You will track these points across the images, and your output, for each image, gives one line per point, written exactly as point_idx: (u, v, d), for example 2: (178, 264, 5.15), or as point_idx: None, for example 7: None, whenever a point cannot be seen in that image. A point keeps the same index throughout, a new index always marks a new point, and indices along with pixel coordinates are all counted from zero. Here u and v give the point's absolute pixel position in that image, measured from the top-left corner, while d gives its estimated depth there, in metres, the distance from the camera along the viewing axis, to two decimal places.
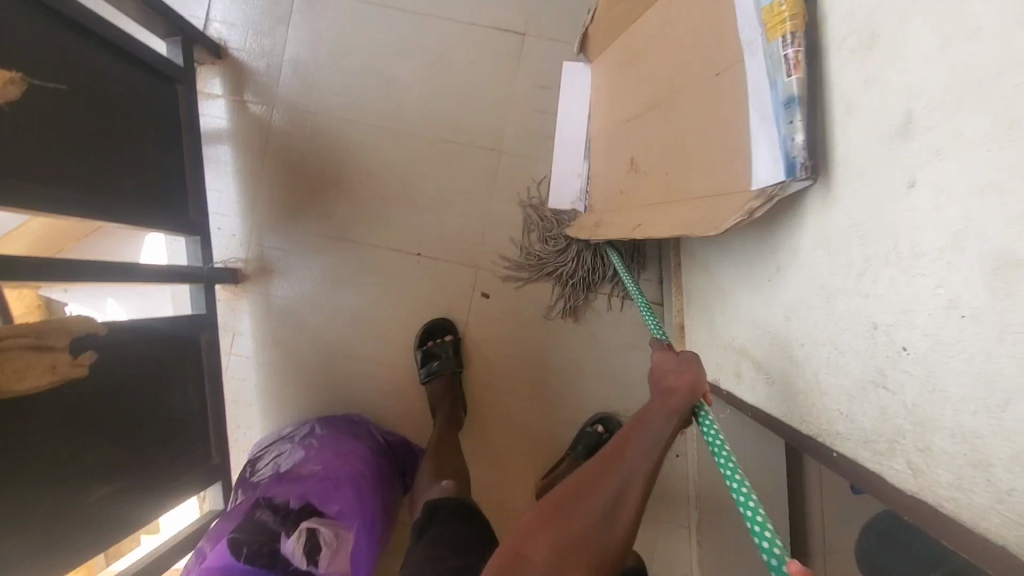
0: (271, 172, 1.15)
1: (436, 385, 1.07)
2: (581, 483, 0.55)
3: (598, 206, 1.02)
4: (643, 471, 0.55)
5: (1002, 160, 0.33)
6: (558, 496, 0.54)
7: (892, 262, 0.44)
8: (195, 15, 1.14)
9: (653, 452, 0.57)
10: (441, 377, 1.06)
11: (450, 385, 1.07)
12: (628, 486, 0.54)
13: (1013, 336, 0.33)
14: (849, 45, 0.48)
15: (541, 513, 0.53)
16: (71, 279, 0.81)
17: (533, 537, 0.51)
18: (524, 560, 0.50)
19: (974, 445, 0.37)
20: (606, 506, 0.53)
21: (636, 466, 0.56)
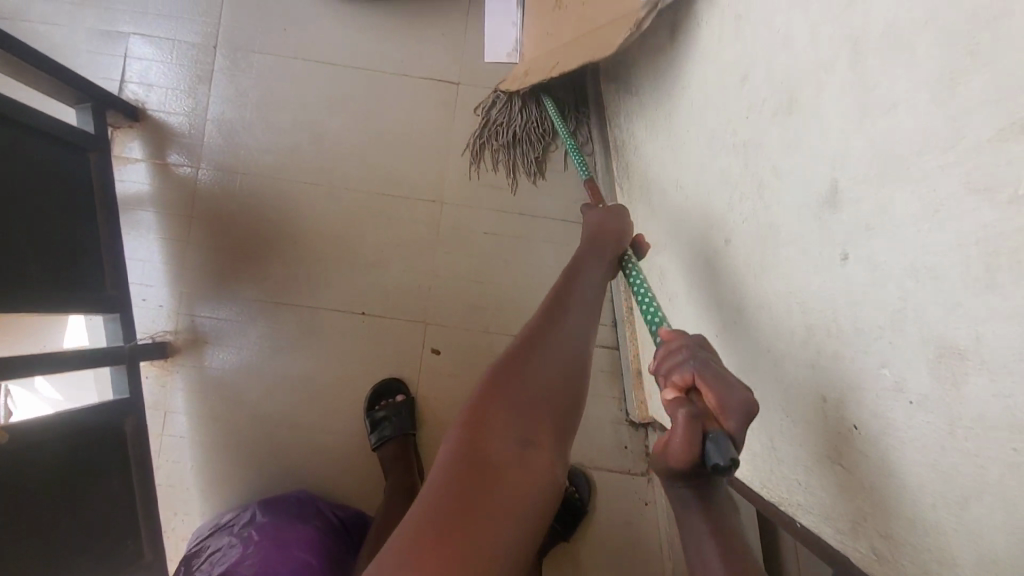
0: (199, 237, 1.08)
1: (388, 451, 1.00)
2: (528, 342, 0.53)
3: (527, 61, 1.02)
4: (584, 323, 0.57)
5: (932, 242, 0.31)
6: (505, 360, 0.51)
7: (832, 333, 0.42)
8: (109, 78, 1.08)
9: (590, 305, 0.59)
10: (392, 442, 1.00)
11: (402, 449, 1.00)
12: (573, 336, 0.54)
13: (965, 430, 0.31)
14: (769, 107, 0.47)
15: (491, 377, 0.50)
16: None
17: (492, 396, 0.48)
18: (488, 424, 0.46)
19: (938, 540, 0.34)
20: (560, 352, 0.52)
21: (577, 322, 0.56)
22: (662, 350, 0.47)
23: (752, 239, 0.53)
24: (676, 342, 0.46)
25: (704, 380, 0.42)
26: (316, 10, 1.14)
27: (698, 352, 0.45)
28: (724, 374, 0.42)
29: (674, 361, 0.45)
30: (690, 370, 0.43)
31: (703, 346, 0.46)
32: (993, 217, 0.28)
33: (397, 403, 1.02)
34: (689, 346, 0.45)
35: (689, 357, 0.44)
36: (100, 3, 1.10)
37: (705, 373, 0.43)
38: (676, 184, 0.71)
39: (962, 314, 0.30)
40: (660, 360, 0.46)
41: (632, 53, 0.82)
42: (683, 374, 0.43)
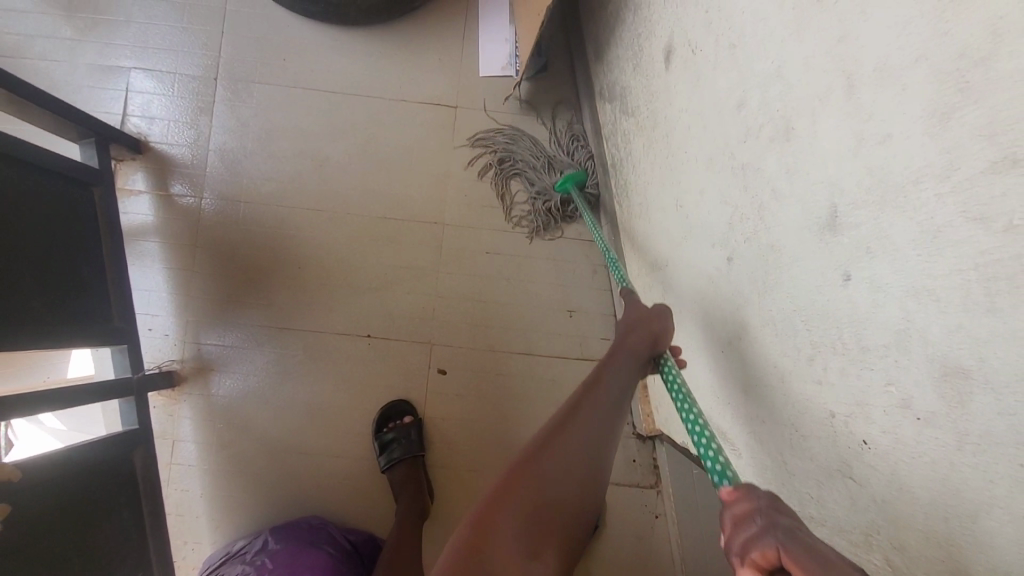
0: (203, 266, 1.09)
1: (397, 473, 1.00)
2: (547, 442, 0.53)
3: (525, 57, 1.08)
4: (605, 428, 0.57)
5: (933, 267, 0.33)
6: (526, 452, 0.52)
7: (838, 352, 0.43)
8: (111, 112, 1.10)
9: (614, 410, 0.59)
10: (402, 465, 1.00)
11: (412, 472, 1.00)
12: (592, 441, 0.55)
13: (972, 446, 0.32)
14: (767, 132, 0.48)
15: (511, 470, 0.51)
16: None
17: (501, 500, 0.48)
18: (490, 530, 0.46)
19: (951, 553, 0.35)
20: (574, 462, 0.52)
21: (598, 430, 0.56)
22: (734, 518, 0.38)
23: (754, 259, 0.54)
24: (749, 511, 0.37)
25: (790, 556, 0.32)
26: (314, 38, 1.16)
27: (778, 522, 0.35)
28: (818, 548, 0.32)
29: (748, 535, 0.36)
30: (771, 545, 0.34)
31: (789, 516, 0.37)
32: (990, 243, 0.29)
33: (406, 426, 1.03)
34: (767, 517, 0.36)
35: (768, 530, 0.35)
36: (101, 39, 1.12)
37: (791, 547, 0.33)
38: (676, 205, 0.72)
39: (964, 336, 0.31)
40: (732, 533, 0.37)
41: (628, 76, 0.84)
42: (763, 550, 0.34)
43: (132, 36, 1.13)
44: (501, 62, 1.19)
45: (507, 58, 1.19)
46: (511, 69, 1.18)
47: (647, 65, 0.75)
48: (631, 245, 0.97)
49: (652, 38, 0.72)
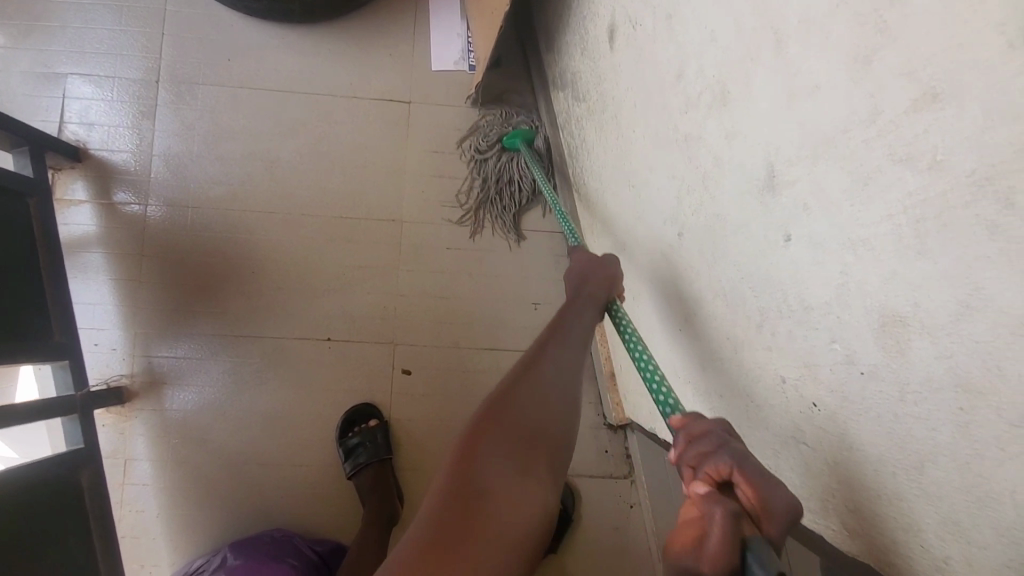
0: (152, 276, 1.04)
1: (364, 478, 0.97)
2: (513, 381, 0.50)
3: (480, 48, 1.08)
4: (570, 364, 0.54)
5: (864, 216, 0.32)
6: (499, 408, 0.47)
7: (784, 315, 0.43)
8: (46, 120, 1.05)
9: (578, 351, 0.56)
10: (368, 470, 0.97)
11: (379, 477, 0.97)
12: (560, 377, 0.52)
13: (914, 395, 0.31)
14: (705, 100, 0.48)
15: (477, 417, 0.47)
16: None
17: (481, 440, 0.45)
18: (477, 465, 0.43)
19: (901, 509, 0.35)
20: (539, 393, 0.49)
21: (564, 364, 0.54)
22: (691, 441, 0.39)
23: (703, 230, 0.53)
24: (707, 429, 0.39)
25: (745, 474, 0.34)
26: (261, 38, 1.13)
27: (733, 443, 0.37)
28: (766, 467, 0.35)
29: (703, 452, 0.37)
30: (726, 462, 0.36)
31: (738, 438, 0.39)
32: (915, 184, 0.29)
33: (371, 429, 1.00)
34: (724, 436, 0.38)
35: (725, 448, 0.37)
36: (35, 45, 1.07)
37: (745, 466, 0.35)
38: (629, 185, 0.72)
39: (900, 284, 0.31)
40: (688, 449, 0.39)
41: (577, 62, 0.83)
42: (718, 464, 0.36)
43: (67, 41, 1.08)
44: (454, 56, 1.18)
45: (459, 51, 1.18)
46: (464, 62, 1.18)
47: (592, 46, 0.75)
48: (590, 232, 0.96)
49: (596, 18, 0.72)
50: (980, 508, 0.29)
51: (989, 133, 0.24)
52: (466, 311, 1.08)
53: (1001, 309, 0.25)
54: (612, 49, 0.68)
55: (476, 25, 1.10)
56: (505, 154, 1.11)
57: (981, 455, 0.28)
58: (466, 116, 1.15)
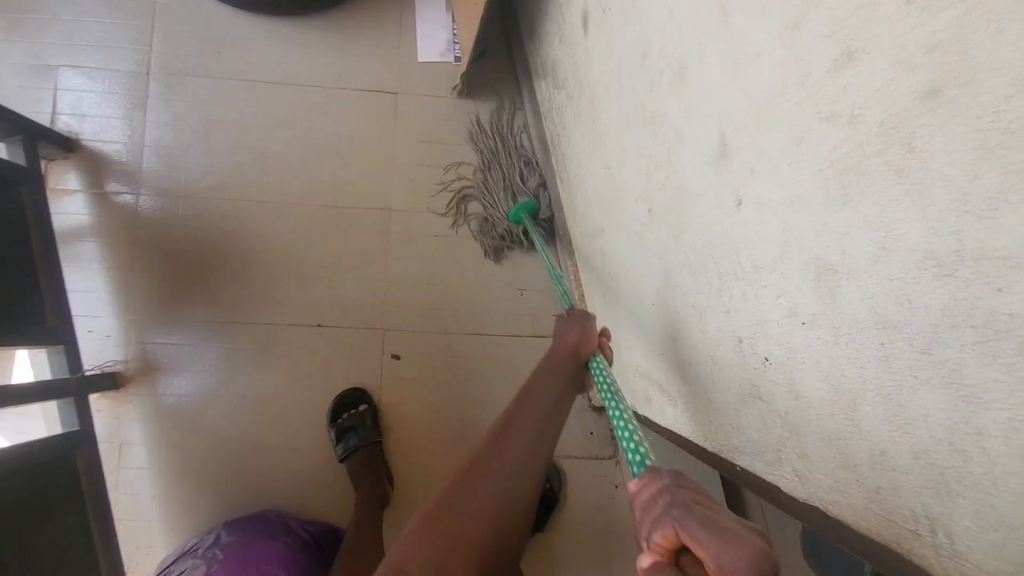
0: (145, 264, 1.07)
1: (355, 461, 0.99)
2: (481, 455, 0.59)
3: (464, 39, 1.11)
4: (524, 452, 0.60)
5: (801, 174, 0.35)
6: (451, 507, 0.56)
7: (738, 277, 0.45)
8: (39, 111, 1.07)
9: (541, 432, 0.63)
10: (359, 453, 0.99)
11: (369, 461, 0.99)
12: (510, 469, 0.59)
13: (846, 337, 0.34)
14: (666, 77, 0.51)
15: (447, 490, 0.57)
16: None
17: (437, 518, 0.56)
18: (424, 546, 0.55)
19: (840, 448, 0.37)
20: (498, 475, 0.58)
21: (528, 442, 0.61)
22: (643, 511, 0.40)
23: (669, 204, 0.56)
24: (654, 494, 0.40)
25: (686, 534, 0.35)
26: (250, 30, 1.15)
27: (675, 500, 0.39)
28: (709, 518, 0.36)
29: (653, 519, 0.38)
30: (670, 528, 0.37)
31: (687, 490, 0.40)
32: (838, 139, 0.32)
33: (361, 414, 1.02)
34: (669, 497, 0.39)
35: (671, 510, 0.38)
36: (26, 38, 1.09)
37: (686, 524, 0.36)
38: (604, 167, 0.74)
39: (831, 235, 0.34)
40: (641, 519, 0.40)
41: (556, 50, 0.86)
42: (665, 532, 0.37)
43: (58, 33, 1.10)
44: (440, 48, 1.20)
45: (445, 43, 1.20)
46: (450, 53, 1.20)
47: (568, 34, 0.77)
48: (573, 219, 0.99)
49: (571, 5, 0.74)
50: (900, 436, 0.32)
51: (894, 85, 0.27)
52: (454, 297, 1.11)
53: (908, 247, 0.28)
54: (585, 34, 0.70)
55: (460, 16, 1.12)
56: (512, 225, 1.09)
57: (900, 386, 0.31)
58: (454, 107, 1.17)
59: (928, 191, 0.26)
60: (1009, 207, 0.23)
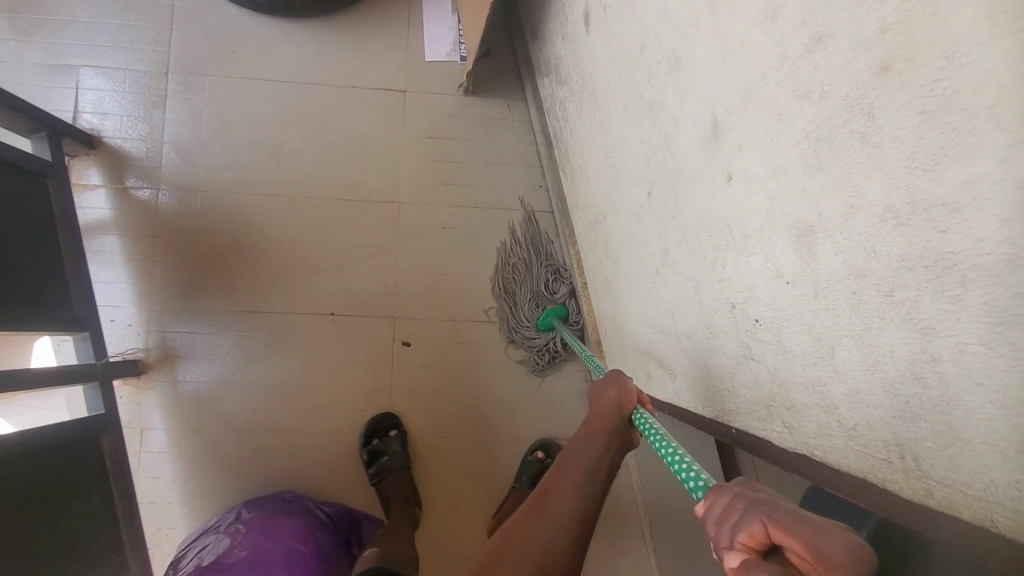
0: (164, 256, 1.11)
1: (389, 483, 1.03)
2: (514, 532, 0.52)
3: (469, 39, 1.15)
4: (569, 530, 0.52)
5: (781, 147, 0.40)
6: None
7: (730, 247, 0.50)
8: (62, 109, 1.11)
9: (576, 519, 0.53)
10: (392, 477, 1.03)
11: (403, 483, 1.03)
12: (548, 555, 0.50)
13: (824, 289, 0.39)
14: (662, 68, 0.55)
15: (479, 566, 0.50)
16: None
17: None
18: None
19: (821, 394, 0.42)
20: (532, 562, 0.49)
21: (568, 519, 0.53)
22: (716, 517, 0.35)
23: (667, 186, 0.60)
24: (726, 501, 0.35)
25: (776, 527, 0.31)
26: (263, 32, 1.20)
27: (756, 498, 0.33)
28: (802, 513, 0.31)
29: (733, 521, 0.33)
30: (757, 523, 0.32)
31: (765, 493, 0.35)
32: (813, 113, 0.36)
33: (392, 439, 1.06)
34: (744, 497, 0.34)
35: (752, 509, 0.33)
36: (48, 39, 1.13)
37: (776, 518, 0.31)
38: (605, 156, 0.79)
39: (809, 199, 0.38)
40: (717, 530, 0.34)
41: (559, 47, 0.91)
42: (750, 530, 0.32)
43: (80, 35, 1.14)
44: (446, 48, 1.25)
45: (451, 42, 1.25)
46: (455, 53, 1.25)
47: (570, 31, 0.82)
48: (576, 210, 1.03)
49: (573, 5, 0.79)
50: (871, 373, 0.36)
51: (855, 64, 0.32)
52: (461, 287, 1.15)
53: (871, 203, 0.33)
54: (587, 31, 0.75)
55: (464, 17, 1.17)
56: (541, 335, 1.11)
57: (869, 327, 0.35)
58: (459, 104, 1.22)
59: (884, 154, 0.31)
60: (945, 160, 0.28)
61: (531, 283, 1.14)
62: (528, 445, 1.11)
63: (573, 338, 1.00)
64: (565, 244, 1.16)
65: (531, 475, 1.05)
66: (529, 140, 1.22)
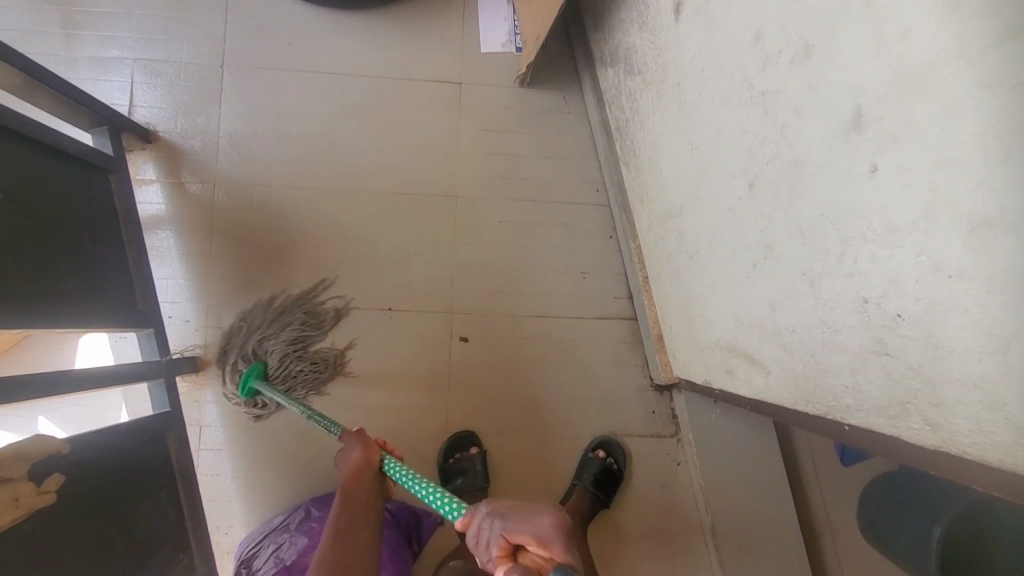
0: (221, 250, 1.10)
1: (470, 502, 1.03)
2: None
3: (527, 29, 1.14)
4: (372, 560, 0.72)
5: (954, 137, 0.39)
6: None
7: (868, 240, 0.49)
8: (116, 103, 1.10)
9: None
10: (472, 496, 1.03)
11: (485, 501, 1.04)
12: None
13: (1001, 285, 0.37)
14: (786, 57, 0.54)
15: None
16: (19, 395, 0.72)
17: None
18: None
19: (986, 390, 0.41)
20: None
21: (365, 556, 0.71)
22: (475, 541, 0.49)
23: (779, 178, 0.59)
24: (478, 526, 0.49)
25: (511, 535, 0.45)
26: (317, 23, 1.19)
27: (496, 514, 0.48)
28: (521, 516, 0.46)
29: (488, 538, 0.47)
30: (500, 536, 0.46)
31: (497, 508, 0.49)
32: (1000, 102, 0.35)
33: (473, 458, 1.04)
34: (488, 519, 0.48)
35: (494, 526, 0.47)
36: (101, 32, 1.12)
37: (510, 527, 0.45)
38: (689, 148, 0.78)
39: (987, 191, 0.37)
40: (478, 549, 0.48)
41: (633, 37, 0.89)
42: (498, 544, 0.45)
43: (133, 27, 1.13)
44: (501, 39, 1.24)
45: (505, 34, 1.24)
46: (510, 44, 1.24)
47: (653, 21, 0.81)
48: (641, 202, 1.02)
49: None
50: None
51: None
52: (516, 281, 1.14)
53: None
54: (677, 21, 0.74)
55: (522, 7, 1.16)
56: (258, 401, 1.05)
57: None
58: (514, 96, 1.21)
59: None
60: None
61: (245, 354, 1.04)
62: (587, 441, 1.11)
63: (290, 403, 0.92)
64: (623, 237, 1.14)
65: (594, 472, 1.04)
66: (584, 133, 1.21)
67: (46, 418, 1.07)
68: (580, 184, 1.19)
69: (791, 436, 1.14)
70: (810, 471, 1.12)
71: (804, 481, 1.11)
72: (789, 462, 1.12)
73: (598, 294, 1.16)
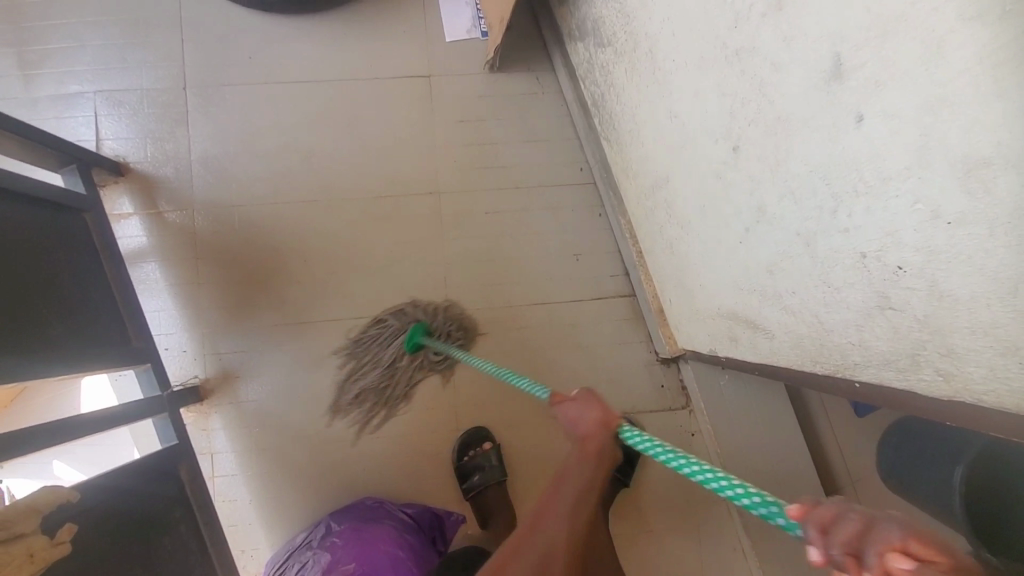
0: (209, 275, 1.08)
1: (489, 497, 1.03)
2: None
3: (491, 13, 1.11)
4: None
5: (943, 75, 0.36)
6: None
7: (861, 193, 0.47)
8: (82, 140, 1.08)
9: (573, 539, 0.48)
10: (491, 490, 1.03)
11: (504, 494, 1.03)
12: None
13: (1003, 228, 0.36)
14: (758, 10, 0.52)
15: None
16: (21, 450, 0.71)
17: None
18: None
19: (997, 336, 0.39)
20: None
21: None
22: (820, 524, 0.31)
23: (762, 138, 0.57)
24: (841, 510, 0.31)
25: (913, 536, 0.28)
26: (276, 33, 1.16)
27: (876, 511, 0.30)
28: (916, 526, 0.29)
29: (856, 530, 0.30)
30: (896, 532, 0.28)
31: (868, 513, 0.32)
32: (988, 34, 0.33)
33: (488, 453, 1.04)
34: (863, 511, 0.31)
35: (880, 517, 0.29)
36: (58, 68, 1.09)
37: (911, 529, 0.28)
38: (669, 117, 0.75)
39: (981, 130, 0.35)
40: (830, 540, 0.30)
41: (600, 8, 0.87)
42: (892, 538, 0.28)
43: (89, 59, 1.10)
44: (466, 26, 1.21)
45: (469, 20, 1.21)
46: (475, 30, 1.21)
47: None
48: (626, 177, 1.00)
49: None
50: None
51: None
52: (511, 269, 1.13)
53: None
54: None
55: None
56: (415, 354, 1.08)
57: None
58: (486, 83, 1.18)
59: None
60: None
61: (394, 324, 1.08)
62: None
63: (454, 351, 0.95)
64: (613, 213, 1.12)
65: None
66: (561, 112, 1.18)
67: (59, 462, 1.06)
68: (564, 165, 1.17)
69: (802, 394, 1.13)
70: (826, 427, 1.11)
71: (820, 438, 1.11)
72: (804, 421, 1.11)
73: (594, 274, 1.15)
